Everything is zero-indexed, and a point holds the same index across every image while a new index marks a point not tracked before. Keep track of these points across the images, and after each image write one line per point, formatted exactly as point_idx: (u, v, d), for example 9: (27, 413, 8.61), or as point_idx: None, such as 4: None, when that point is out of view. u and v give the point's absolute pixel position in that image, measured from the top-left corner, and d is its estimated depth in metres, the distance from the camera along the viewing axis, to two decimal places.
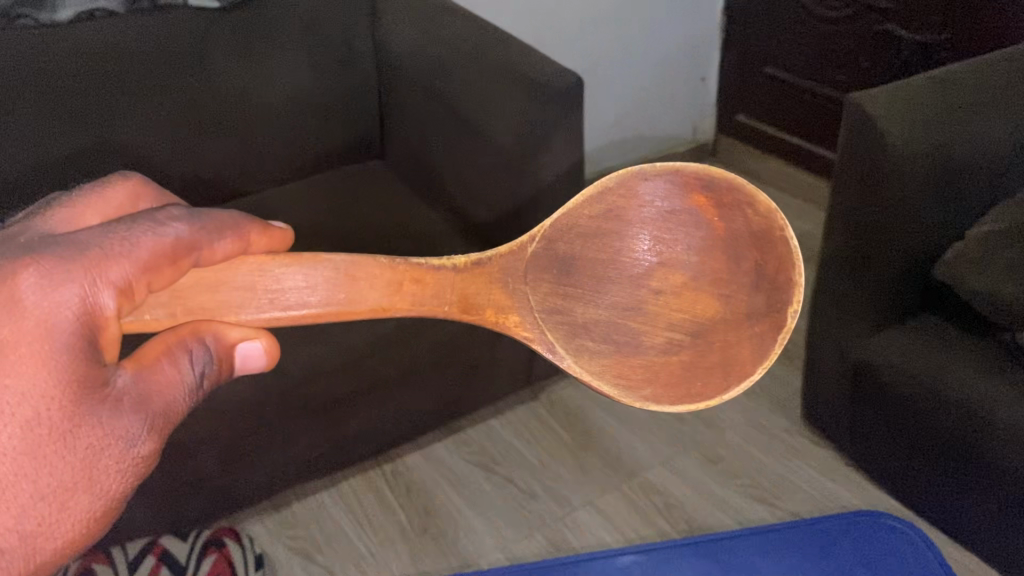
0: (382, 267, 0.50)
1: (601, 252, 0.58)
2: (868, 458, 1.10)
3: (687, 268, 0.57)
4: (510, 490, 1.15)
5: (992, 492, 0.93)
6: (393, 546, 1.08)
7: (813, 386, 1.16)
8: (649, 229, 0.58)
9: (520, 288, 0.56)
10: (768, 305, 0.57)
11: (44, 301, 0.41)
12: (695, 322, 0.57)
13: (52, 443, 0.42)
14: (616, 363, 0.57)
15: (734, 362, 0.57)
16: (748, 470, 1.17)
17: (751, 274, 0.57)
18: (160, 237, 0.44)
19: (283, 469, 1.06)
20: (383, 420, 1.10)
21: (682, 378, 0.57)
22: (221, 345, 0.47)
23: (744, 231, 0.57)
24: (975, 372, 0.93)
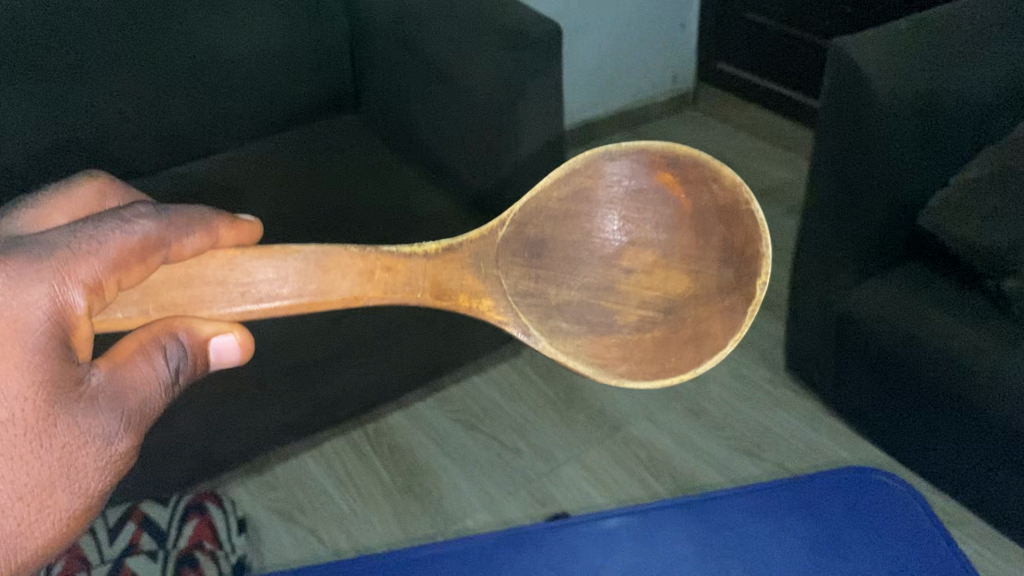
0: (353, 257, 0.51)
1: (569, 234, 0.59)
2: (851, 406, 1.10)
3: (659, 245, 0.58)
4: (494, 447, 1.15)
5: (980, 436, 0.92)
6: (376, 506, 1.08)
7: (794, 336, 1.16)
8: (617, 208, 0.59)
9: (492, 273, 0.57)
10: (737, 279, 0.57)
11: (13, 304, 0.40)
12: (667, 298, 0.58)
13: (28, 443, 0.41)
14: (588, 342, 0.58)
15: (706, 336, 0.57)
16: (733, 423, 1.17)
17: (719, 248, 0.58)
18: (128, 235, 0.44)
19: (265, 432, 1.04)
20: (363, 381, 1.09)
21: (656, 353, 0.58)
22: (195, 341, 0.47)
23: (711, 207, 0.58)
24: (961, 321, 0.93)
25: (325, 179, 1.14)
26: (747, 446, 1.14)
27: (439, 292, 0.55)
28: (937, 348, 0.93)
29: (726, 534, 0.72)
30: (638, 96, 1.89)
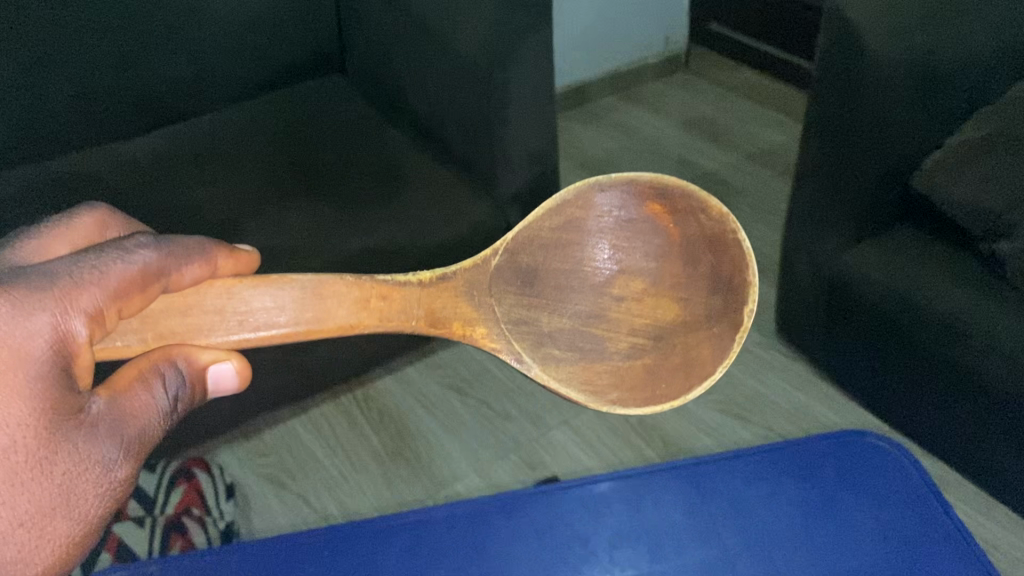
0: (349, 286, 0.54)
1: (562, 262, 0.63)
2: (842, 371, 1.10)
3: (647, 274, 0.63)
4: (485, 412, 1.14)
5: (973, 398, 0.92)
6: (366, 471, 1.07)
7: (785, 302, 1.15)
8: (607, 238, 0.63)
9: (487, 300, 0.60)
10: (725, 307, 0.61)
11: (18, 333, 0.41)
12: (656, 326, 0.62)
13: (29, 470, 0.40)
14: (582, 368, 0.61)
15: (695, 362, 0.61)
16: (724, 388, 1.16)
17: (707, 276, 0.62)
18: (129, 265, 0.45)
19: (254, 397, 1.03)
20: (350, 349, 1.08)
21: (646, 380, 0.61)
22: (193, 369, 0.48)
23: (697, 237, 0.63)
24: (954, 283, 0.92)
25: (312, 140, 1.12)
26: (737, 410, 1.13)
27: (434, 320, 0.58)
28: (927, 308, 0.92)
29: (718, 502, 0.71)
30: (629, 60, 1.86)
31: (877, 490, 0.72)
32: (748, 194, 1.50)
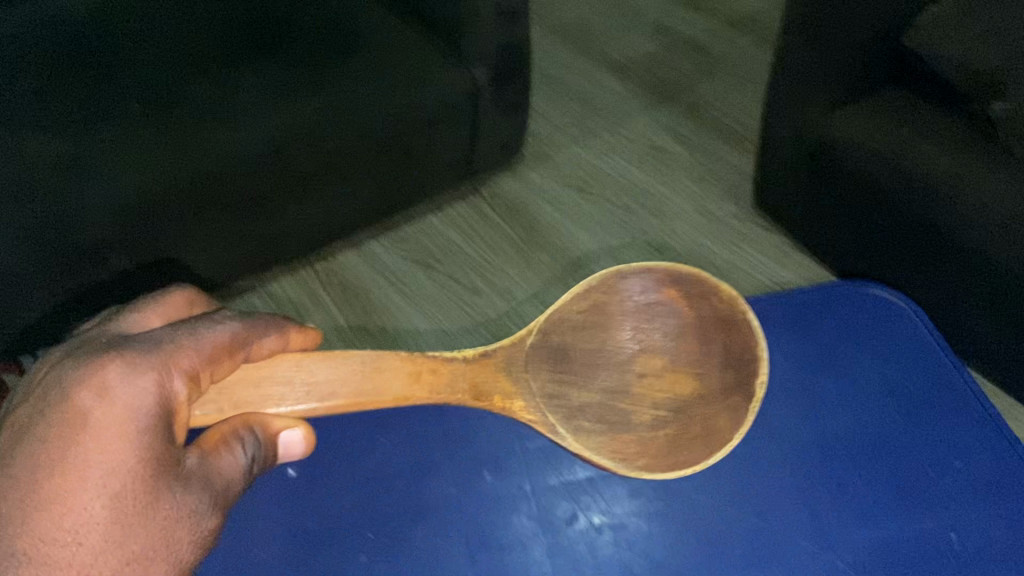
0: (402, 359, 0.50)
1: (586, 340, 0.58)
2: (823, 241, 1.06)
3: (666, 351, 0.58)
4: (453, 286, 1.09)
5: (961, 271, 0.88)
6: (330, 346, 1.02)
7: (766, 174, 1.10)
8: (629, 320, 0.58)
9: (522, 376, 0.55)
10: (738, 378, 0.56)
11: (122, 393, 0.39)
12: (675, 399, 0.56)
13: (135, 512, 0.38)
14: (610, 435, 0.55)
15: (712, 430, 0.55)
16: (698, 260, 1.12)
17: (720, 353, 0.57)
18: (217, 332, 0.44)
19: (207, 270, 0.97)
20: (318, 210, 1.02)
21: (669, 448, 0.55)
22: (266, 433, 0.45)
23: (712, 317, 0.57)
24: (944, 150, 0.87)
25: None
26: None
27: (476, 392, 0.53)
28: (914, 176, 0.87)
29: None
30: None
31: (882, 344, 0.64)
32: (727, 62, 1.43)
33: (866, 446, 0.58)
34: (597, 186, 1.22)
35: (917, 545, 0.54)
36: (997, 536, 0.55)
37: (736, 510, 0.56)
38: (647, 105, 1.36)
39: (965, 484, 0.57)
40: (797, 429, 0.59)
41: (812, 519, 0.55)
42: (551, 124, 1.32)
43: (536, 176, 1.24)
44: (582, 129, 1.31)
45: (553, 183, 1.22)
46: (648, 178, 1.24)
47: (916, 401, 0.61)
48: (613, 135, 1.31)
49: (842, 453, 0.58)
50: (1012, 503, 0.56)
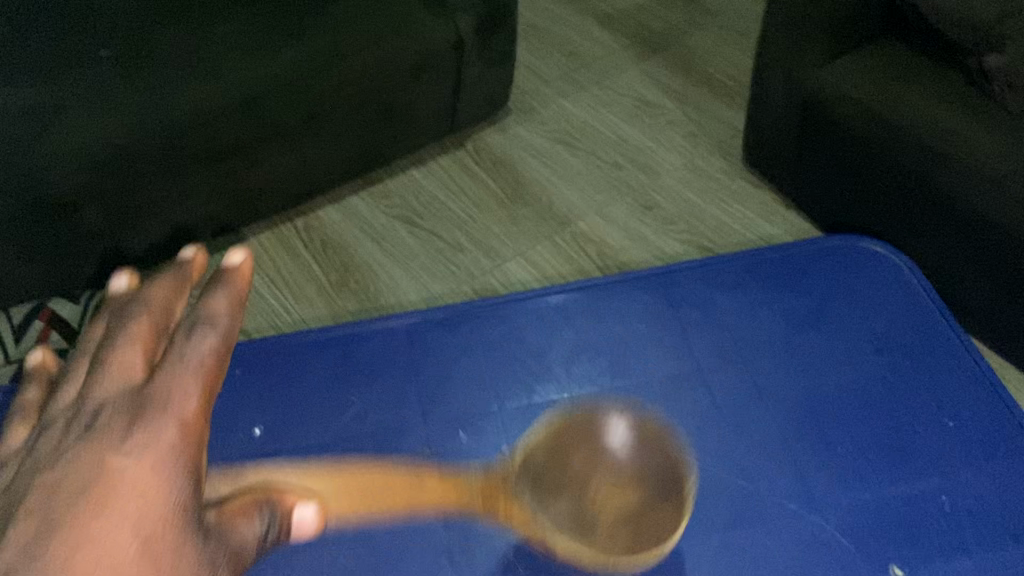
0: (400, 474, 0.43)
1: (549, 440, 0.52)
2: (810, 198, 1.03)
3: (617, 463, 0.52)
4: (436, 243, 1.06)
5: (954, 231, 0.84)
6: (309, 303, 1.00)
7: (756, 129, 1.08)
8: (595, 442, 0.52)
9: (512, 490, 0.49)
10: (676, 492, 0.50)
11: (134, 450, 0.28)
12: (618, 506, 0.51)
13: (196, 548, 0.27)
14: (575, 533, 0.49)
15: (643, 529, 0.49)
16: (685, 217, 1.10)
17: (660, 477, 0.51)
18: (207, 331, 0.32)
19: (182, 223, 0.94)
20: (296, 164, 0.99)
21: (615, 539, 0.49)
22: (275, 511, 0.32)
23: (665, 460, 0.52)
24: (937, 104, 0.86)
25: None
26: (697, 241, 1.08)
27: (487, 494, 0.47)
28: (904, 131, 0.85)
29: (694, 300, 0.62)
30: None
31: (868, 305, 0.62)
32: (717, 16, 1.40)
33: (853, 410, 0.56)
34: (584, 141, 1.20)
35: (908, 512, 0.52)
36: (990, 502, 0.53)
37: (718, 477, 0.53)
38: (635, 58, 1.33)
39: (958, 441, 0.55)
40: (782, 393, 0.57)
41: (800, 487, 0.53)
42: (537, 77, 1.29)
43: (522, 130, 1.21)
44: (569, 83, 1.29)
45: (539, 137, 1.20)
46: (636, 133, 1.21)
47: (904, 364, 0.59)
48: (600, 89, 1.28)
49: (833, 407, 0.56)
50: (1003, 467, 0.54)
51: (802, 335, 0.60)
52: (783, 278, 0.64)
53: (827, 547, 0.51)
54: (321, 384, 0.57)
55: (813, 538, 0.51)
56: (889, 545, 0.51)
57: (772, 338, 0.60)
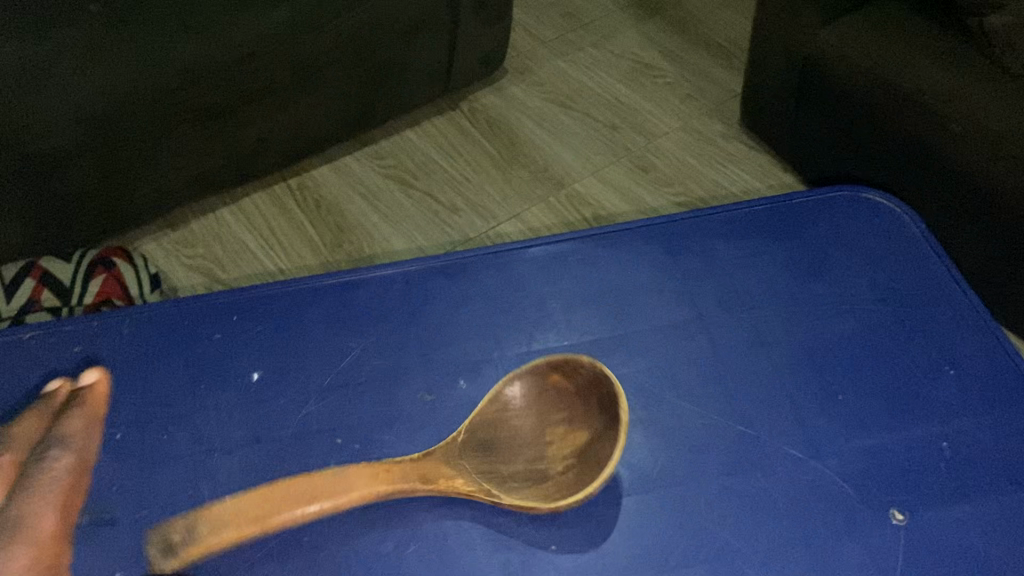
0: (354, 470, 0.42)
1: (483, 401, 0.46)
2: (809, 159, 1.02)
3: (552, 409, 0.45)
4: (429, 204, 1.05)
5: (951, 197, 0.82)
6: (302, 260, 0.98)
7: (755, 90, 1.07)
8: (520, 409, 0.46)
9: (457, 471, 0.43)
10: (606, 419, 0.44)
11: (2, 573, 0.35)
12: (572, 452, 0.44)
13: None
14: (531, 485, 0.43)
15: (588, 465, 0.43)
16: (682, 178, 1.09)
17: (596, 413, 0.45)
18: (56, 480, 0.40)
19: (171, 180, 0.93)
20: (288, 123, 0.98)
21: (568, 483, 0.43)
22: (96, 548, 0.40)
23: (583, 385, 0.45)
24: (933, 59, 0.82)
25: None
26: (694, 203, 1.07)
27: (425, 475, 0.43)
28: (904, 93, 0.82)
29: (691, 244, 0.55)
30: None
31: (878, 248, 0.56)
32: None
33: (858, 356, 0.50)
34: (581, 102, 1.19)
35: (912, 460, 0.46)
36: (994, 449, 0.47)
37: (715, 423, 0.47)
38: (632, 20, 1.32)
39: (962, 395, 0.49)
40: (785, 339, 0.50)
41: (801, 433, 0.47)
42: (533, 38, 1.28)
43: (518, 91, 1.20)
44: (566, 43, 1.27)
45: (535, 98, 1.19)
46: (633, 94, 1.20)
47: (915, 310, 0.52)
48: (598, 50, 1.26)
49: (841, 359, 0.50)
50: (1013, 414, 0.48)
51: (803, 285, 0.53)
52: (781, 223, 0.57)
53: (830, 500, 0.44)
54: (316, 327, 0.49)
55: (814, 483, 0.45)
56: (892, 489, 0.45)
57: (770, 288, 0.53)
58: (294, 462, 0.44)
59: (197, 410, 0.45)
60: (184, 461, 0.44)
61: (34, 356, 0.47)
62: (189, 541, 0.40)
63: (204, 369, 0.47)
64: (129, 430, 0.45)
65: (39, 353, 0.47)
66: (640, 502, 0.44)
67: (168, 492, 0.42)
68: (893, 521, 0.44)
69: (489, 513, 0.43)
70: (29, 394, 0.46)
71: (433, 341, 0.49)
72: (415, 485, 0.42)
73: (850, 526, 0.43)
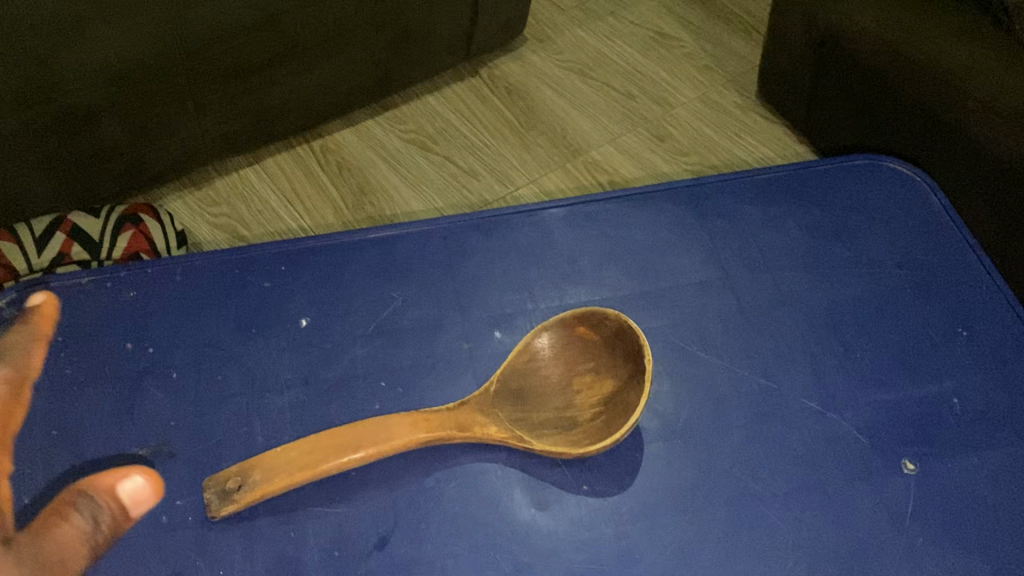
0: (394, 416, 0.44)
1: (514, 352, 0.47)
2: (824, 132, 1.03)
3: (579, 360, 0.47)
4: (449, 168, 1.06)
5: (956, 174, 0.83)
6: (324, 219, 1.00)
7: (774, 62, 1.07)
8: (549, 361, 0.47)
9: (492, 417, 0.45)
10: (633, 368, 0.46)
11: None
12: (600, 400, 0.46)
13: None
14: (560, 432, 0.46)
15: (618, 411, 0.45)
16: (699, 148, 1.11)
17: (621, 361, 0.47)
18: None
19: (198, 138, 0.94)
20: (310, 85, 0.99)
21: (596, 429, 0.45)
22: (101, 493, 0.42)
23: (609, 336, 0.47)
24: (955, 34, 0.83)
25: None
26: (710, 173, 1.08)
27: (461, 423, 0.45)
28: (922, 68, 0.83)
29: (718, 207, 0.56)
30: None
31: (894, 213, 0.57)
32: None
33: (875, 317, 0.52)
34: (600, 70, 1.19)
35: (924, 415, 0.48)
36: (1001, 408, 0.49)
37: (739, 377, 0.49)
38: None
39: (974, 356, 0.51)
40: (805, 298, 0.52)
41: (820, 387, 0.49)
42: (553, 5, 1.28)
43: (537, 58, 1.21)
44: (585, 12, 1.28)
45: (555, 66, 1.19)
46: (651, 64, 1.21)
47: (930, 272, 0.54)
48: (617, 19, 1.27)
49: (857, 319, 0.52)
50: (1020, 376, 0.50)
51: (825, 248, 0.55)
52: (803, 188, 0.58)
53: (847, 455, 0.46)
54: (361, 278, 0.51)
55: (832, 433, 0.47)
56: (906, 441, 0.47)
57: (793, 249, 0.55)
58: (339, 403, 0.46)
59: (248, 352, 0.48)
60: (236, 400, 0.46)
61: (91, 300, 0.49)
62: (248, 486, 0.41)
63: (254, 312, 0.49)
64: (184, 369, 0.47)
65: (92, 300, 0.49)
66: (669, 447, 0.46)
67: (221, 429, 0.45)
68: (906, 471, 0.46)
69: (525, 458, 0.45)
70: (85, 334, 0.48)
71: (469, 293, 0.51)
72: (452, 434, 0.44)
73: (864, 475, 0.46)
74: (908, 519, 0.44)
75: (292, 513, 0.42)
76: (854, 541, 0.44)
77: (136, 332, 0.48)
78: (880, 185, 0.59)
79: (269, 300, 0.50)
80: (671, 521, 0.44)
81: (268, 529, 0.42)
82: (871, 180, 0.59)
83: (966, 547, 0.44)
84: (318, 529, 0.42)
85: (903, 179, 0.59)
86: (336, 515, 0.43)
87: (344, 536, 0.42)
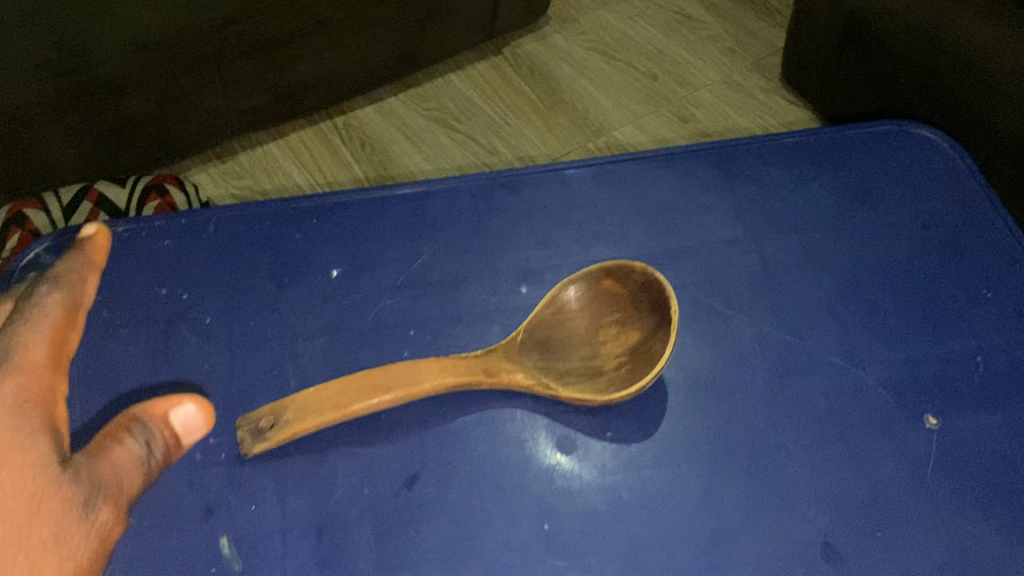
0: (423, 360, 0.44)
1: (542, 303, 0.48)
2: (846, 115, 1.03)
3: (605, 312, 0.48)
4: (471, 146, 1.06)
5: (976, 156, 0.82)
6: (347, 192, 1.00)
7: (798, 43, 1.07)
8: (575, 312, 0.48)
9: (518, 364, 0.46)
10: (659, 319, 0.46)
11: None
12: (625, 350, 0.47)
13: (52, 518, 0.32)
14: (586, 380, 0.46)
15: (644, 359, 0.46)
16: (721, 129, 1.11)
17: (648, 313, 0.47)
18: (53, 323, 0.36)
19: (224, 111, 0.95)
20: (335, 59, 0.99)
21: (622, 377, 0.46)
22: (155, 421, 0.35)
23: (636, 288, 0.47)
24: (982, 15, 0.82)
25: None
26: None
27: (488, 369, 0.45)
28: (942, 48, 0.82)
29: (744, 170, 0.57)
30: None
31: (919, 180, 0.57)
32: None
33: (900, 278, 0.52)
34: (623, 51, 1.20)
35: (948, 376, 0.48)
36: None
37: (763, 334, 0.49)
38: None
39: (999, 318, 0.51)
40: (831, 259, 0.52)
41: (844, 345, 0.49)
42: None
43: (560, 38, 1.21)
44: None
45: (578, 46, 1.20)
46: (675, 46, 1.21)
47: (956, 236, 0.54)
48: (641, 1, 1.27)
49: (883, 281, 0.52)
50: None
51: (851, 209, 0.55)
52: (828, 153, 0.58)
53: (870, 411, 0.47)
54: (389, 232, 0.52)
55: (856, 390, 0.47)
56: (929, 399, 0.47)
57: (820, 210, 0.55)
58: (369, 351, 0.47)
59: (280, 300, 0.48)
60: (269, 346, 0.47)
61: (126, 249, 0.50)
62: (282, 424, 0.42)
63: (286, 262, 0.50)
64: (217, 316, 0.48)
65: (127, 249, 0.50)
66: (693, 399, 0.46)
67: (253, 374, 0.46)
68: (928, 426, 0.46)
69: (551, 407, 0.46)
70: (121, 282, 0.49)
71: (496, 249, 0.52)
72: (480, 378, 0.45)
73: (887, 431, 0.46)
74: (930, 476, 0.45)
75: (320, 457, 0.43)
76: (876, 493, 0.44)
77: (170, 280, 0.49)
78: (906, 153, 0.59)
79: (299, 251, 0.50)
80: (694, 470, 0.44)
81: (297, 471, 0.43)
82: (897, 146, 0.59)
83: (987, 506, 0.44)
84: (347, 470, 0.43)
85: (928, 147, 0.59)
86: (365, 456, 0.44)
87: (374, 476, 0.43)
